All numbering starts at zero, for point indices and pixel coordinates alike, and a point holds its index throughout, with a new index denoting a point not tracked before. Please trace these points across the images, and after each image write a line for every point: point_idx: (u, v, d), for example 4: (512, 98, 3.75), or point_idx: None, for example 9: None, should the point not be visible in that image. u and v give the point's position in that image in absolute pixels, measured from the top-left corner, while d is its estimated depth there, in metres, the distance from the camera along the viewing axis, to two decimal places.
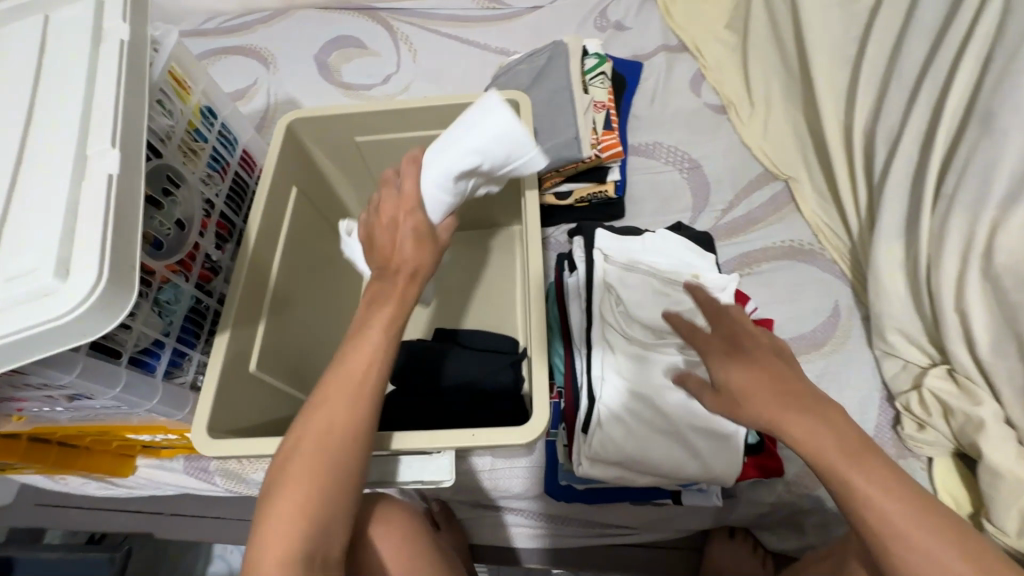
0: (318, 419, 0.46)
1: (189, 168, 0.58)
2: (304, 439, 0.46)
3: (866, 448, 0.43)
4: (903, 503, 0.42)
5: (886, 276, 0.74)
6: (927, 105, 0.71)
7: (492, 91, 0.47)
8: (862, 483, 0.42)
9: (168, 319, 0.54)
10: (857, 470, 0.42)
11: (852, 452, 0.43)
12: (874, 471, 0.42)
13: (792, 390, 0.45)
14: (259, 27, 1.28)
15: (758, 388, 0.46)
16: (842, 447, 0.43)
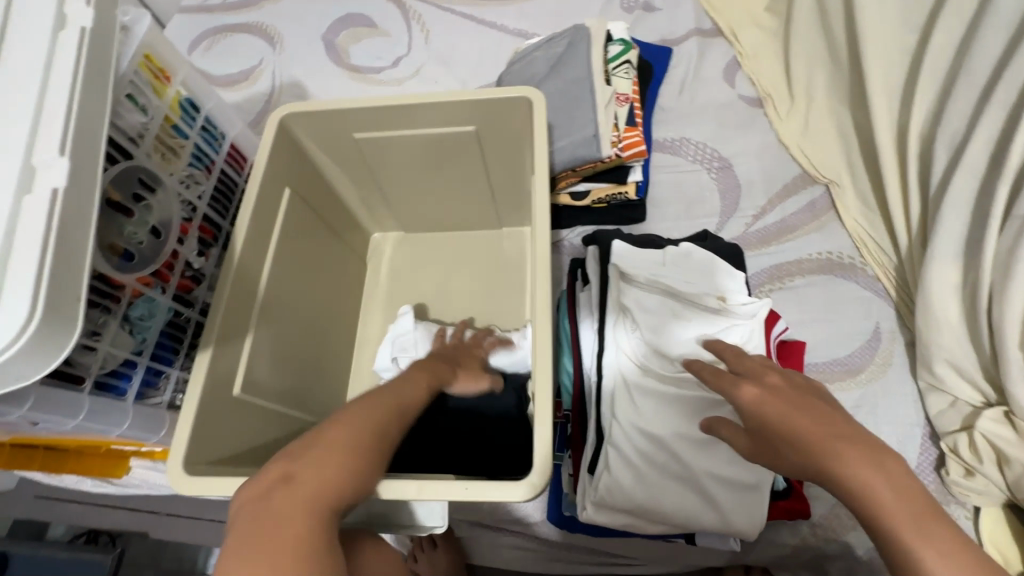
0: (355, 415, 0.46)
1: (166, 169, 0.53)
2: (335, 432, 0.44)
3: (931, 512, 0.35)
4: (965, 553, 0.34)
5: (938, 301, 0.66)
6: (1001, 108, 0.62)
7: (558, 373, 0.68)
8: (919, 542, 0.34)
9: (141, 336, 0.50)
10: (913, 525, 0.35)
11: (913, 515, 0.35)
12: (939, 540, 0.34)
13: (840, 432, 0.39)
14: (265, 2, 1.22)
15: (799, 425, 0.40)
16: (898, 503, 0.36)
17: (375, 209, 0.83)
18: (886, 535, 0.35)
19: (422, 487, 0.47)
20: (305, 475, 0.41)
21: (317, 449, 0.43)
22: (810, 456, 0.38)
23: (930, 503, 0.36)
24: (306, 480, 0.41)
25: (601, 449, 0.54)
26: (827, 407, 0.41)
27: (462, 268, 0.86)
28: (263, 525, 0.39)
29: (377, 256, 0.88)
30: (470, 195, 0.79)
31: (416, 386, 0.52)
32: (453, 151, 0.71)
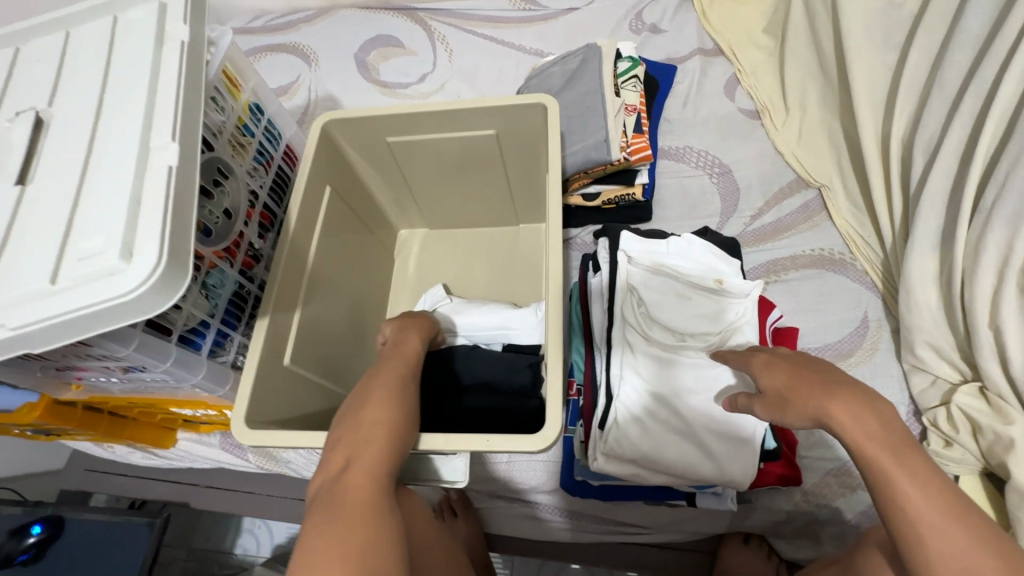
0: (377, 397, 0.53)
1: (236, 161, 0.62)
2: (364, 415, 0.51)
3: (910, 446, 0.43)
4: (923, 477, 0.42)
5: (917, 288, 0.73)
6: (969, 115, 0.70)
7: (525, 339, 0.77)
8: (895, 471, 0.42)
9: (214, 301, 0.58)
10: (894, 458, 0.43)
11: (893, 448, 0.43)
12: (916, 467, 0.42)
13: (834, 382, 0.47)
14: (304, 25, 1.33)
15: (801, 381, 0.48)
16: (881, 438, 0.43)
17: (405, 207, 0.91)
18: (872, 467, 0.43)
19: (450, 439, 0.54)
20: (359, 455, 0.49)
21: (355, 433, 0.50)
22: (810, 402, 0.46)
23: (908, 438, 0.44)
24: (362, 459, 0.49)
25: (611, 410, 0.61)
26: (823, 365, 0.49)
27: (482, 262, 0.94)
28: (339, 495, 0.47)
29: (406, 250, 0.97)
30: (491, 194, 0.88)
31: (403, 353, 0.59)
32: (478, 153, 0.79)
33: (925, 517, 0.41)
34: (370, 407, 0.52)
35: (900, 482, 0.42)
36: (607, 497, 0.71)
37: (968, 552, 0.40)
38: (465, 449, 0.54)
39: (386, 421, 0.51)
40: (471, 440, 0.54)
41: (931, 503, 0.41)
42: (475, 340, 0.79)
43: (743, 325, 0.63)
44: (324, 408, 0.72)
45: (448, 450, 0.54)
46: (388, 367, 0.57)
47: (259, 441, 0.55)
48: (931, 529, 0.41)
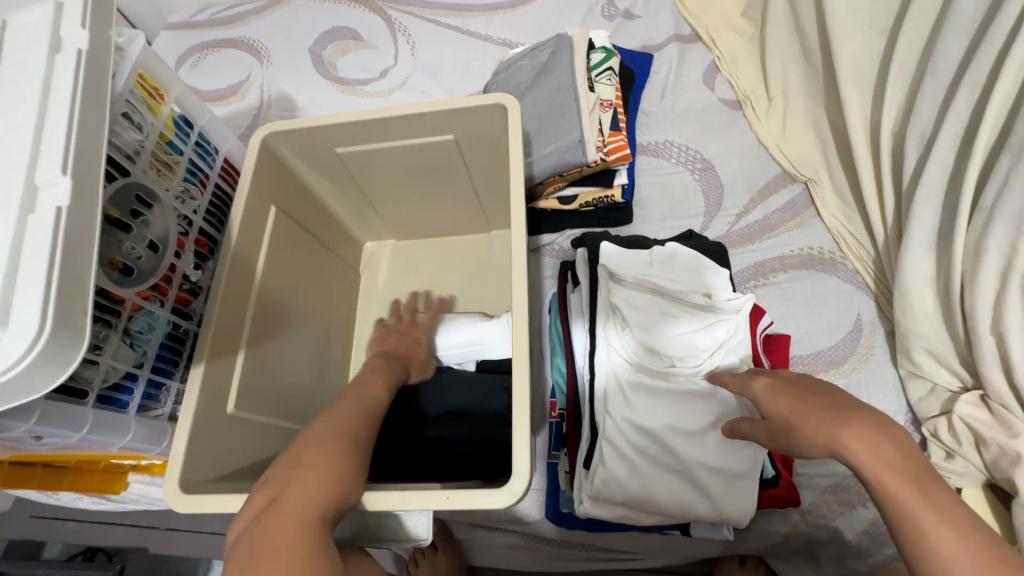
0: (328, 429, 0.46)
1: (161, 185, 0.54)
2: (309, 445, 0.45)
3: (930, 480, 0.39)
4: (947, 511, 0.37)
5: (914, 291, 0.69)
6: (966, 106, 0.65)
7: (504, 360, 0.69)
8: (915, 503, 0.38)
9: (141, 349, 0.50)
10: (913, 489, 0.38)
11: (915, 480, 0.38)
12: (937, 500, 0.38)
13: (844, 407, 0.43)
14: (252, 18, 1.23)
15: (809, 406, 0.44)
16: (901, 469, 0.39)
17: (367, 219, 0.84)
18: (894, 503, 0.38)
19: (405, 496, 0.46)
20: (287, 487, 0.42)
21: (293, 462, 0.44)
22: (820, 430, 0.42)
23: (927, 468, 0.39)
24: (292, 490, 0.41)
25: (596, 446, 0.56)
26: (830, 391, 0.45)
27: (454, 274, 0.87)
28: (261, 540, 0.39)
29: (372, 264, 0.90)
30: (460, 203, 0.81)
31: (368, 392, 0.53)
32: (441, 160, 0.72)
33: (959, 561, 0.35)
34: (314, 436, 0.45)
35: (927, 521, 0.37)
36: (596, 528, 0.66)
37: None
38: (422, 506, 0.47)
39: (333, 451, 0.44)
40: (429, 495, 0.47)
41: (963, 546, 0.36)
42: (445, 358, 0.70)
43: (735, 344, 0.58)
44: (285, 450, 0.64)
45: (403, 508, 0.46)
46: (348, 400, 0.51)
47: (193, 507, 0.47)
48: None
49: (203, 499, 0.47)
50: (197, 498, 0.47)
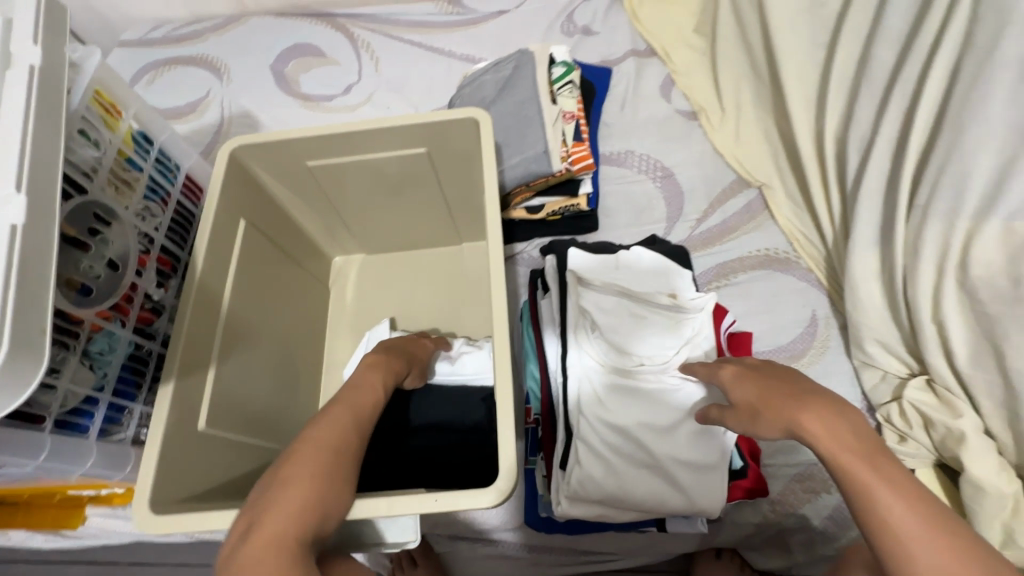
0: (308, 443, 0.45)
1: (121, 203, 0.52)
2: (291, 466, 0.43)
3: (883, 455, 0.40)
4: (896, 482, 0.39)
5: (862, 286, 0.73)
6: (898, 113, 0.70)
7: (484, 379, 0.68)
8: (863, 474, 0.39)
9: (102, 371, 0.49)
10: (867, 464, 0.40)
11: (867, 455, 0.40)
12: (887, 472, 0.39)
13: (803, 391, 0.45)
14: (210, 35, 1.22)
15: (772, 393, 0.46)
16: (853, 445, 0.41)
17: (336, 233, 0.84)
18: (848, 478, 0.40)
19: (392, 504, 0.47)
20: (265, 513, 0.41)
21: (277, 484, 0.42)
22: (781, 414, 0.44)
23: (880, 446, 0.41)
24: (270, 515, 0.40)
25: (572, 446, 0.57)
26: (795, 379, 0.47)
27: (426, 286, 0.88)
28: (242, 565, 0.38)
29: (342, 279, 0.89)
30: (429, 215, 0.82)
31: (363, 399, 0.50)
32: (409, 172, 0.73)
33: (909, 532, 0.36)
34: (299, 455, 0.44)
35: (876, 492, 0.38)
36: (575, 530, 0.67)
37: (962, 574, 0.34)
38: (409, 509, 0.46)
39: (317, 473, 0.43)
40: (416, 498, 0.47)
41: (913, 517, 0.37)
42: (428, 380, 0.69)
43: (701, 341, 0.61)
44: (258, 469, 0.62)
45: (388, 514, 0.46)
46: (345, 401, 0.49)
47: (168, 527, 0.46)
48: (918, 548, 0.36)
49: (178, 518, 0.46)
50: (171, 518, 0.46)
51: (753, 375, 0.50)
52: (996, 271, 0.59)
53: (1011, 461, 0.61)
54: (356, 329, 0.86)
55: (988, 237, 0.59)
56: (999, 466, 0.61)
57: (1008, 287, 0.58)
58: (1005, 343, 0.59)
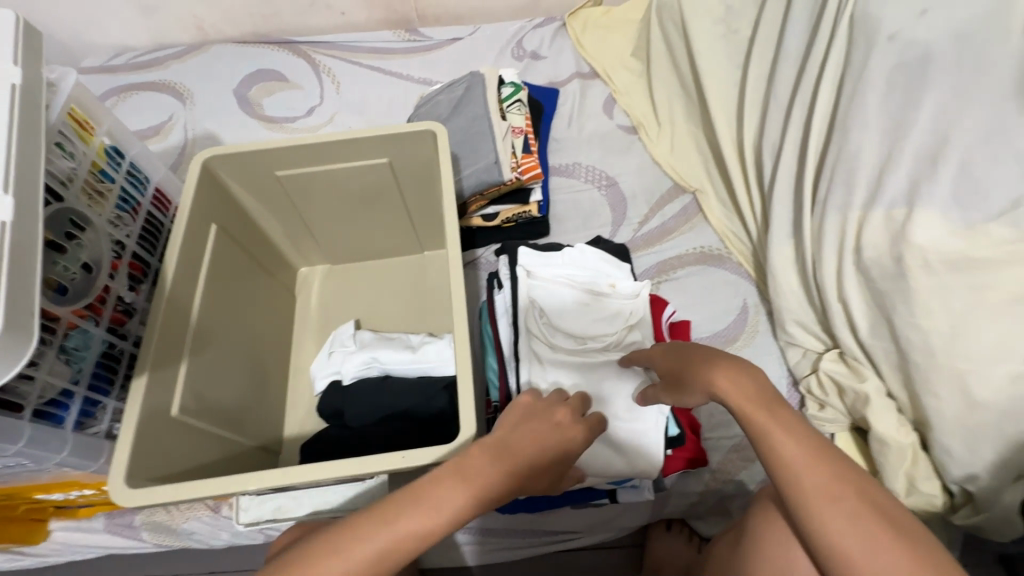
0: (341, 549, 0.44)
1: (94, 211, 0.56)
2: (382, 522, 0.44)
3: (781, 407, 0.47)
4: (793, 432, 0.45)
5: (782, 273, 0.83)
6: (800, 122, 0.81)
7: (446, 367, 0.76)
8: (768, 429, 0.46)
9: (77, 366, 0.52)
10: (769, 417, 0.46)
11: (768, 407, 0.47)
12: (785, 422, 0.46)
13: (715, 358, 0.51)
14: (173, 62, 1.26)
15: (689, 364, 0.53)
16: (759, 401, 0.47)
17: (302, 243, 0.88)
18: (758, 427, 0.46)
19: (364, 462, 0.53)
20: None
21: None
22: (695, 381, 0.51)
23: (780, 399, 0.48)
24: (336, 552, 0.43)
25: None
26: (708, 349, 0.53)
27: (391, 291, 0.93)
28: None
29: (307, 287, 0.93)
30: (391, 225, 0.87)
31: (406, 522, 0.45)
32: (373, 183, 0.80)
33: (806, 466, 0.44)
34: (387, 517, 0.45)
35: (784, 438, 0.45)
36: (534, 508, 0.72)
37: (845, 495, 0.42)
38: (380, 468, 0.53)
39: (404, 539, 0.44)
40: (384, 458, 0.53)
41: (809, 454, 0.44)
42: (392, 371, 0.77)
43: (636, 323, 0.70)
44: (224, 459, 0.66)
45: (361, 471, 0.53)
46: (444, 481, 0.46)
47: (148, 498, 0.50)
48: (811, 477, 0.43)
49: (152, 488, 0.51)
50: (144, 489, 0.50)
51: (676, 352, 0.56)
52: (882, 252, 0.69)
53: (910, 417, 0.71)
54: (322, 335, 0.90)
55: (875, 224, 0.70)
56: (898, 422, 0.70)
57: (892, 265, 0.68)
58: (895, 314, 0.68)
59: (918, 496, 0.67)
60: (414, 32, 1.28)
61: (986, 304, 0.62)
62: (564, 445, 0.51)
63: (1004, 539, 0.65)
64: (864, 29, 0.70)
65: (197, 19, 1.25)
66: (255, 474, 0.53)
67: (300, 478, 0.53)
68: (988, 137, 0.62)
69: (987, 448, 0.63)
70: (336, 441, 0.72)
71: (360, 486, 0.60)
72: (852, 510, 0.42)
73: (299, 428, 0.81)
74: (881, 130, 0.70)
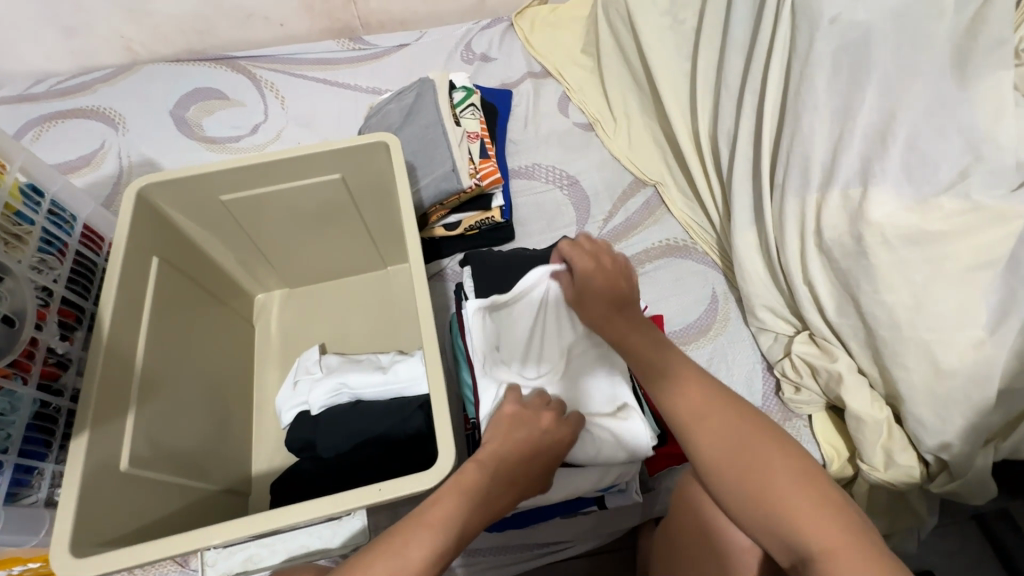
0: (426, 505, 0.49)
1: (12, 257, 0.51)
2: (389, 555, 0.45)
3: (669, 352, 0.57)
4: (678, 372, 0.55)
5: (747, 260, 0.84)
6: (752, 109, 0.81)
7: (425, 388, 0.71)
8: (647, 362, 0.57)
9: (4, 433, 0.48)
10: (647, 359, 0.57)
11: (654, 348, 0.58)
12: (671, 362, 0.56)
13: (626, 313, 0.60)
14: (100, 85, 1.18)
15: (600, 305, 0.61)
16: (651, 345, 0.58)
17: (253, 267, 0.84)
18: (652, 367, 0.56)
19: (339, 498, 0.50)
20: (392, 543, 0.46)
21: (404, 528, 0.47)
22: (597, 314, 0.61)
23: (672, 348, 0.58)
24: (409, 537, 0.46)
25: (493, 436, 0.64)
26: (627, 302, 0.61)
27: (354, 310, 0.89)
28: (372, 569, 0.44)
29: (265, 314, 0.88)
30: (349, 244, 0.84)
31: (471, 474, 0.51)
32: (326, 202, 0.76)
33: (693, 420, 0.51)
34: (393, 551, 0.45)
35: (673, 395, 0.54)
36: (521, 524, 0.70)
37: (731, 435, 0.50)
38: (359, 501, 0.50)
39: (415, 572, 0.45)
40: (366, 490, 0.51)
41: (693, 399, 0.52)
42: (363, 396, 0.72)
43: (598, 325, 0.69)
44: (188, 508, 0.62)
45: (338, 508, 0.50)
46: (442, 502, 0.48)
47: (102, 566, 0.46)
48: (700, 428, 0.51)
49: (100, 555, 0.46)
50: (89, 559, 0.46)
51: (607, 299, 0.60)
52: (842, 233, 0.70)
53: (881, 392, 0.72)
54: (286, 362, 0.85)
55: (834, 205, 0.71)
56: (871, 397, 0.72)
57: (852, 245, 0.69)
58: (860, 294, 0.69)
59: (897, 469, 0.69)
60: (359, 40, 1.24)
61: (944, 274, 0.64)
62: (555, 444, 0.56)
63: (976, 501, 0.67)
64: (805, 11, 0.69)
65: (124, 39, 1.18)
66: (220, 524, 0.49)
67: (270, 524, 0.49)
68: (931, 112, 0.63)
69: (956, 416, 0.64)
70: (309, 473, 0.68)
71: (337, 524, 0.57)
72: (730, 436, 0.50)
73: (267, 465, 0.77)
74: (831, 112, 0.70)
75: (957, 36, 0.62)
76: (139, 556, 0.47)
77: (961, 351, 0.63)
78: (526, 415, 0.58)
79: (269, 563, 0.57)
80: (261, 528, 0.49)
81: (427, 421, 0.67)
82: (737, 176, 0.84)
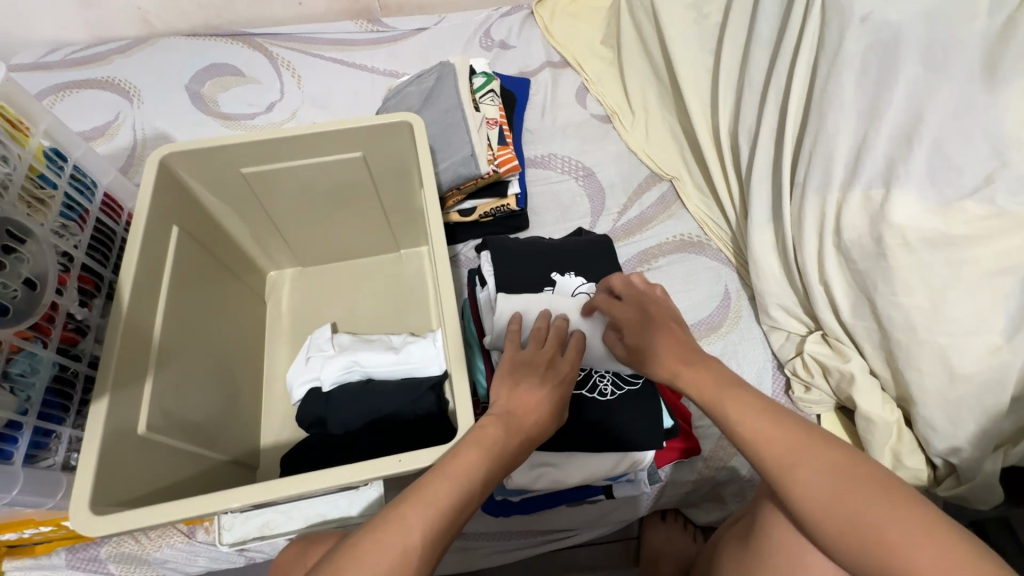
0: (455, 453, 0.46)
1: (36, 220, 0.51)
2: (419, 503, 0.43)
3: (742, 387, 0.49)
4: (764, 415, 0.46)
5: (763, 258, 0.84)
6: (775, 105, 0.81)
7: (434, 370, 0.71)
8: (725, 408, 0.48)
9: (24, 395, 0.48)
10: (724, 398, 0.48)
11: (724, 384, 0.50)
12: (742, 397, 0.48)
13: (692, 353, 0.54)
14: (115, 56, 1.17)
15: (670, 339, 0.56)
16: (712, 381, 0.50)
17: (267, 244, 0.83)
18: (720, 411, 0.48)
19: (355, 471, 0.50)
20: (427, 492, 0.43)
21: (434, 476, 0.45)
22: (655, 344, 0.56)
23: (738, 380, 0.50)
24: (438, 485, 0.44)
25: None
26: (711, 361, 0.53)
27: (366, 291, 0.89)
28: (404, 517, 0.42)
29: (277, 291, 0.88)
30: (365, 223, 0.83)
31: (499, 422, 0.50)
32: (343, 178, 0.75)
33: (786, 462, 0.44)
34: (421, 499, 0.43)
35: (755, 427, 0.46)
36: (528, 508, 0.71)
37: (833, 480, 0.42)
38: (376, 471, 0.50)
39: (446, 512, 0.43)
40: (382, 462, 0.51)
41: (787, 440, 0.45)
42: (374, 374, 0.72)
43: None
44: (199, 476, 0.62)
45: (353, 481, 0.50)
46: (470, 449, 0.47)
47: (121, 526, 0.46)
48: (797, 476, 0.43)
49: (117, 517, 0.46)
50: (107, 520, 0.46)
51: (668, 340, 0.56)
52: (862, 233, 0.70)
53: (891, 394, 0.73)
54: (297, 340, 0.85)
55: (855, 207, 0.71)
56: (881, 398, 0.72)
57: (871, 246, 0.69)
58: (877, 295, 0.69)
59: (905, 471, 0.69)
60: (377, 22, 1.23)
61: (964, 278, 0.63)
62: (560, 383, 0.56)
63: (983, 506, 0.68)
64: (836, 8, 0.69)
65: (141, 11, 1.16)
66: (236, 491, 0.49)
67: (286, 493, 0.49)
68: (960, 114, 0.63)
69: (968, 420, 0.65)
70: (321, 449, 0.68)
71: (356, 495, 0.59)
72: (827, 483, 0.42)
73: (277, 441, 0.77)
74: (858, 111, 0.70)
75: (988, 43, 0.60)
76: (156, 519, 0.47)
77: (977, 355, 0.63)
78: (522, 367, 0.56)
79: (286, 529, 0.59)
80: (276, 498, 0.49)
81: (438, 403, 0.67)
82: (756, 173, 0.83)
